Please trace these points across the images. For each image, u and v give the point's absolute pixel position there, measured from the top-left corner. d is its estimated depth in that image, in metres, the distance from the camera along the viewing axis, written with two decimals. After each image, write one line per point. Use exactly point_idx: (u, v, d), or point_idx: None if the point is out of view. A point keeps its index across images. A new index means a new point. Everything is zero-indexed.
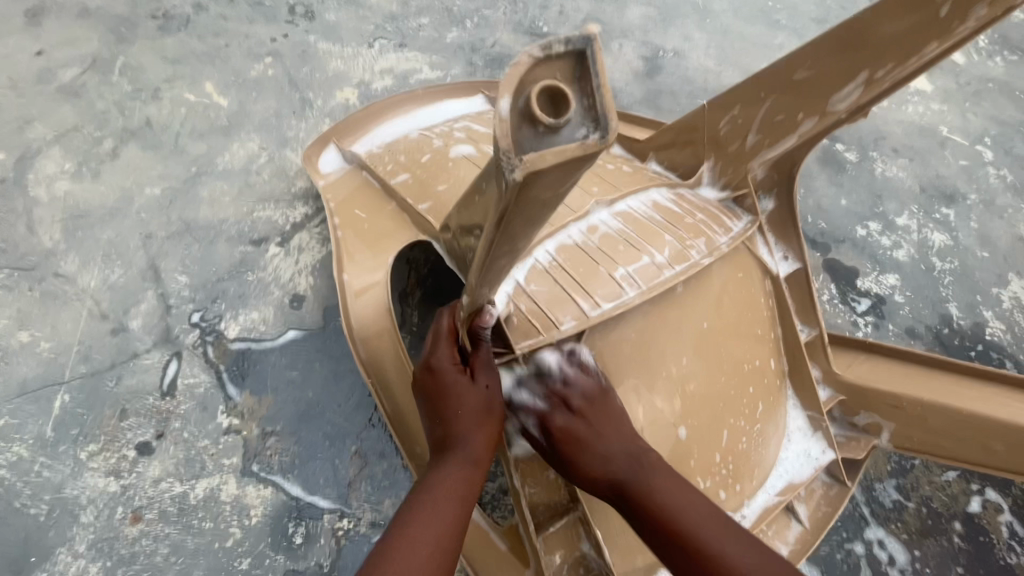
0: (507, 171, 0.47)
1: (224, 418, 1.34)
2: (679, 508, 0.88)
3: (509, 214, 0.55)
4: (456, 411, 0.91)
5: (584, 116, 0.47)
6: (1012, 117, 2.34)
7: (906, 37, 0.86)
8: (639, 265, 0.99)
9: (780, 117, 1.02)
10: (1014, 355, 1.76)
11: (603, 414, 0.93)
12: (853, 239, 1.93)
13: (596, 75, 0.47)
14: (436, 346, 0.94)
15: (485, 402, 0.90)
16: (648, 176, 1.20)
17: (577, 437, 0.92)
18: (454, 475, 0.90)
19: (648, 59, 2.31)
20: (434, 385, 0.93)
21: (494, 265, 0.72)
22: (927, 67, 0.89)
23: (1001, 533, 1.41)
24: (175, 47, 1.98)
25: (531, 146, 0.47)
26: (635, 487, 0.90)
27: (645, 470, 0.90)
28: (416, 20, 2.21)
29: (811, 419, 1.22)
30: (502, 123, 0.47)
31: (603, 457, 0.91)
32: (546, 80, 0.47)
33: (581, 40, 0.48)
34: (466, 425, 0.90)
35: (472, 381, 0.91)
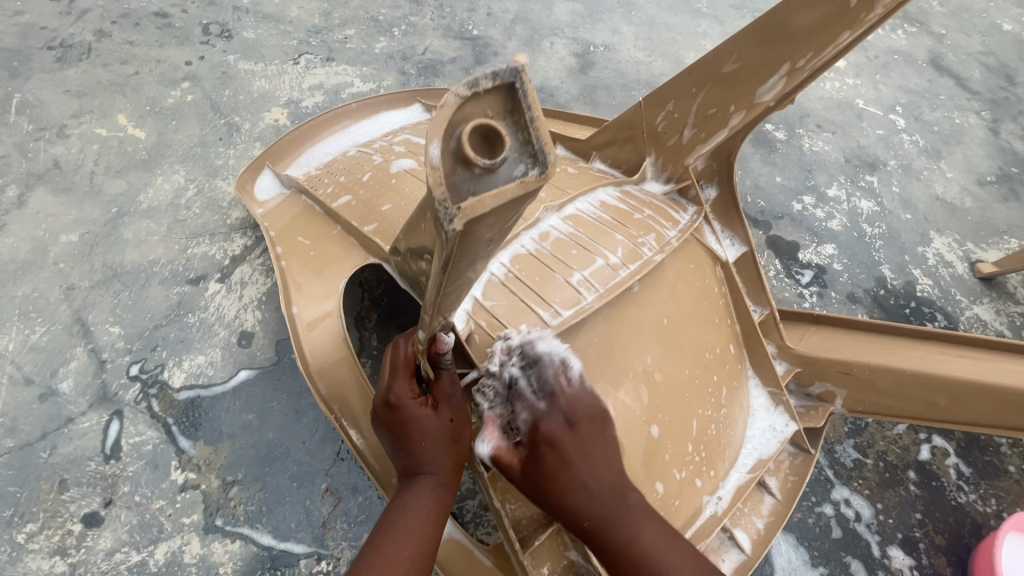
0: (445, 223, 0.45)
1: (178, 474, 1.25)
2: (657, 551, 0.84)
3: (455, 257, 0.53)
4: (420, 442, 0.87)
5: (521, 153, 0.46)
6: (917, 85, 2.53)
7: (821, 28, 0.88)
8: (594, 268, 0.99)
9: (713, 109, 1.04)
10: (943, 307, 1.89)
11: (596, 433, 0.86)
12: (790, 214, 2.02)
13: (529, 108, 0.46)
14: (395, 379, 0.90)
15: (449, 433, 0.88)
16: (593, 176, 1.22)
17: (563, 453, 0.84)
18: (425, 499, 0.87)
19: (580, 56, 2.33)
20: (392, 419, 0.89)
21: (446, 298, 0.70)
22: (845, 54, 0.90)
23: (950, 476, 1.52)
24: (78, 79, 1.83)
25: (469, 189, 0.46)
26: (606, 527, 0.83)
27: (621, 510, 0.84)
28: (342, 32, 2.15)
29: (772, 395, 1.27)
30: (435, 170, 0.45)
31: (582, 488, 0.84)
32: (477, 118, 0.45)
33: (508, 73, 0.46)
34: (432, 455, 0.88)
35: (434, 412, 0.87)
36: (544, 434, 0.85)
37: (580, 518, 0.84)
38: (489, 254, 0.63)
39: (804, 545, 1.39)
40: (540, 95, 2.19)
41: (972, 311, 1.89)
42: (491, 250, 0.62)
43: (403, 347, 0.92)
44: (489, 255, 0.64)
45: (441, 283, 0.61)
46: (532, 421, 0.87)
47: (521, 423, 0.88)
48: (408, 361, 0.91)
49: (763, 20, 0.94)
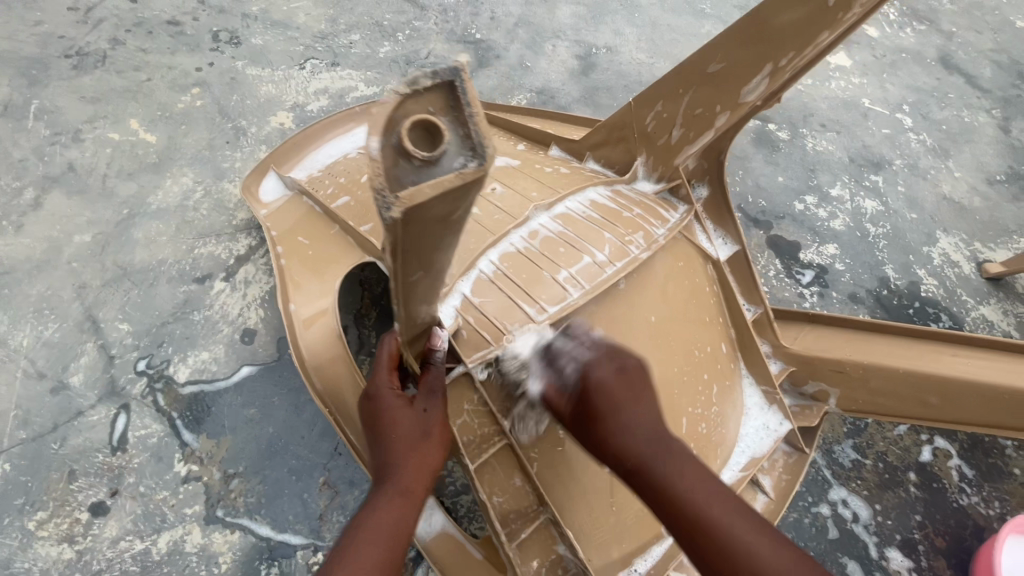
0: (384, 211, 0.47)
1: (181, 466, 1.29)
2: (706, 499, 0.77)
3: (404, 244, 0.55)
4: (394, 437, 0.89)
5: (461, 145, 0.48)
6: (925, 84, 2.50)
7: (801, 27, 0.87)
8: (581, 265, 1.00)
9: (699, 109, 1.03)
10: (948, 308, 1.86)
11: (638, 378, 0.83)
12: (791, 214, 2.00)
13: (468, 104, 0.48)
14: (377, 372, 0.95)
15: (422, 426, 0.89)
16: (584, 176, 1.25)
17: (609, 396, 0.80)
18: (389, 501, 0.84)
19: (582, 58, 2.35)
20: (371, 411, 0.93)
21: (415, 293, 0.72)
22: (826, 54, 0.88)
23: (952, 478, 1.50)
24: (93, 86, 1.90)
25: (410, 180, 0.48)
26: (653, 470, 0.78)
27: (668, 457, 0.79)
28: (347, 37, 2.21)
29: (766, 394, 1.29)
30: (376, 162, 0.47)
31: (625, 429, 0.79)
32: (418, 113, 0.48)
33: (448, 72, 0.48)
34: (404, 451, 0.88)
35: (411, 405, 0.90)
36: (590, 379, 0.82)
37: (623, 459, 0.79)
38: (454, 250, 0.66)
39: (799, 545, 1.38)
40: (542, 96, 2.21)
41: (978, 311, 1.87)
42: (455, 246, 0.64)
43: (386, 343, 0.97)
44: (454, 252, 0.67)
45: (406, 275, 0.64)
46: (582, 370, 0.83)
47: (566, 374, 0.85)
48: (392, 358, 0.96)
49: (745, 19, 0.92)
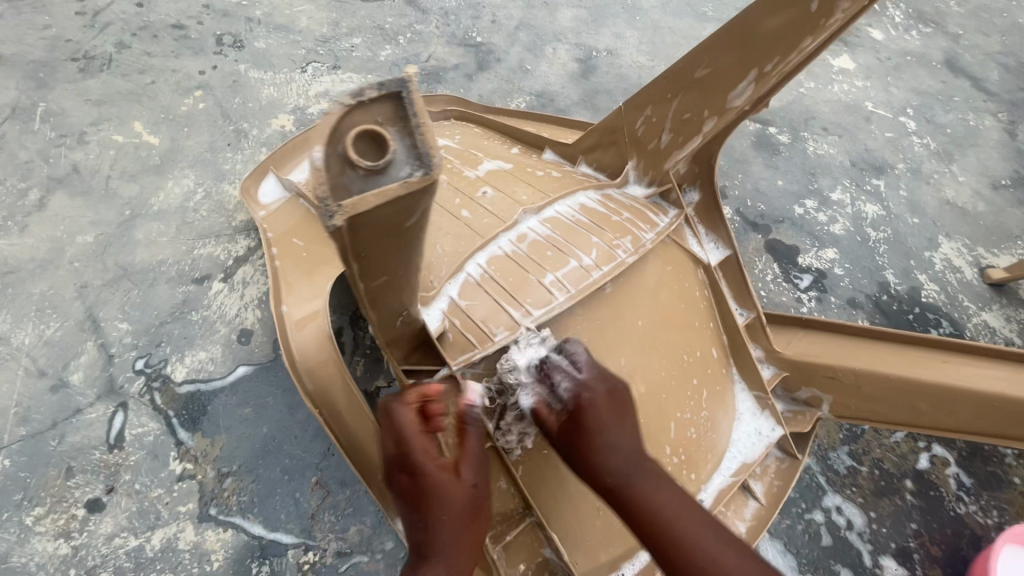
0: (327, 218, 0.49)
1: (176, 464, 1.31)
2: (672, 515, 0.83)
3: (357, 249, 0.57)
4: (442, 516, 0.78)
5: (407, 156, 0.50)
6: (930, 87, 2.47)
7: (785, 32, 0.87)
8: (567, 269, 1.00)
9: (687, 114, 1.03)
10: (949, 314, 1.84)
11: (623, 402, 0.87)
12: (790, 218, 1.99)
13: (414, 115, 0.50)
14: (407, 446, 0.78)
15: (473, 502, 0.81)
16: (576, 179, 1.25)
17: (601, 417, 0.84)
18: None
19: (582, 61, 2.35)
20: (409, 488, 0.79)
21: (386, 302, 0.75)
22: (811, 61, 0.88)
23: (949, 486, 1.49)
24: (99, 88, 1.93)
25: (356, 189, 0.50)
26: (628, 485, 0.83)
27: (643, 474, 0.84)
28: (349, 41, 2.23)
29: (758, 399, 1.29)
30: (321, 171, 0.49)
31: (611, 446, 0.83)
32: (363, 124, 0.49)
33: (394, 84, 0.50)
34: (451, 524, 0.79)
35: (458, 479, 0.80)
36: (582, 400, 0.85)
37: (604, 475, 0.83)
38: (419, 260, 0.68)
39: (791, 552, 1.37)
40: (541, 99, 2.21)
41: (980, 317, 1.84)
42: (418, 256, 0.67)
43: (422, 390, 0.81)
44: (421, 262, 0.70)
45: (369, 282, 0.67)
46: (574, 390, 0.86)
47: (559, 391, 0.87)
48: (418, 426, 0.80)
49: (730, 24, 0.92)
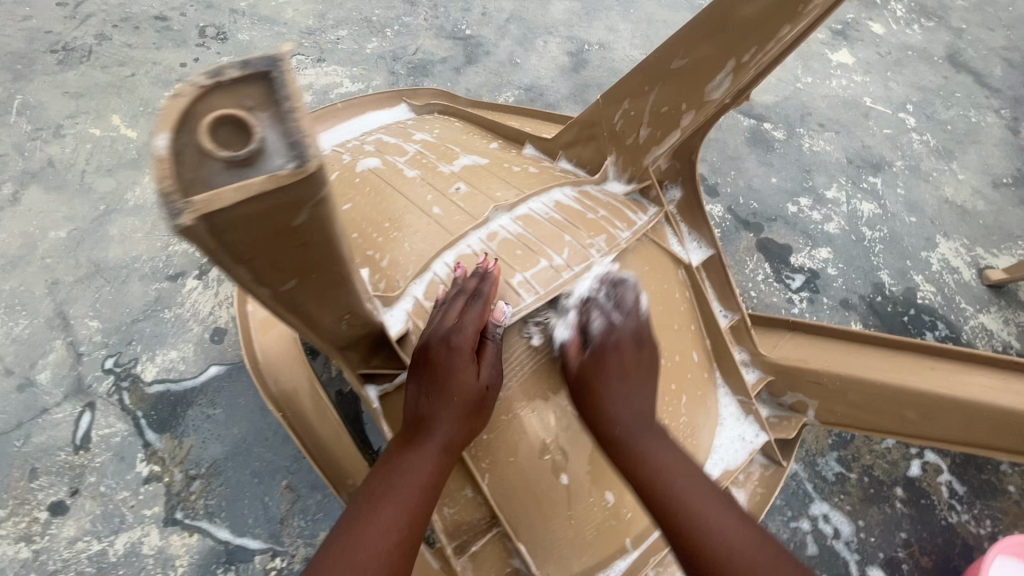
0: (175, 217, 0.43)
1: (143, 466, 1.28)
2: (675, 475, 0.86)
3: (235, 253, 0.50)
4: (450, 398, 0.86)
5: (278, 146, 0.44)
6: (931, 83, 2.41)
7: (762, 19, 0.82)
8: (536, 269, 0.96)
9: (665, 107, 0.98)
10: (945, 316, 1.79)
11: (637, 367, 0.95)
12: (784, 216, 1.94)
13: (287, 99, 0.44)
14: (460, 323, 0.87)
15: (482, 398, 0.88)
16: (553, 176, 1.21)
17: (613, 374, 0.92)
18: (427, 455, 0.85)
19: (574, 54, 2.30)
20: (436, 364, 0.87)
21: (310, 311, 0.68)
22: (793, 51, 0.82)
23: (942, 494, 1.44)
24: (77, 81, 1.90)
25: (218, 184, 0.44)
26: (634, 438, 0.88)
27: (648, 432, 0.90)
28: (334, 33, 2.18)
29: (742, 404, 1.25)
30: (168, 163, 0.42)
31: (616, 402, 0.90)
32: (223, 108, 0.43)
33: (263, 63, 0.43)
34: (455, 411, 0.85)
35: (479, 373, 0.88)
36: (608, 345, 0.93)
37: (612, 427, 0.88)
38: (338, 268, 0.61)
39: None
40: (530, 94, 2.17)
41: (977, 320, 1.79)
42: (334, 262, 0.60)
43: (491, 284, 0.90)
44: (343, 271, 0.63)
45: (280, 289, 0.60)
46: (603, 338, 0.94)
47: (590, 333, 0.95)
48: (479, 322, 0.88)
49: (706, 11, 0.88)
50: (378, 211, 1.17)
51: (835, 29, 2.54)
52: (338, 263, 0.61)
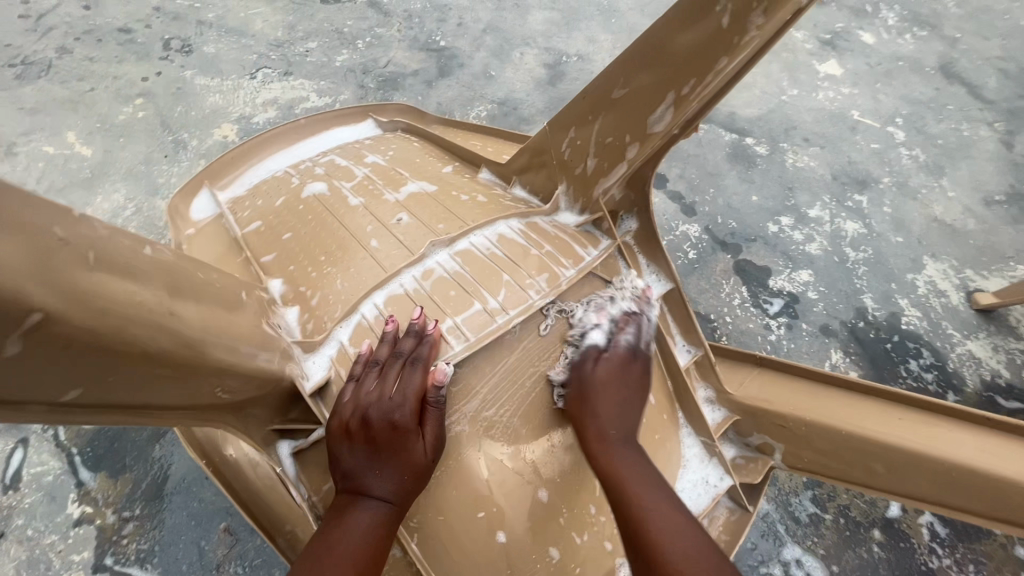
0: None
1: (74, 508, 1.22)
2: (639, 487, 0.81)
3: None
4: (393, 468, 0.77)
5: None
6: (922, 95, 2.33)
7: (699, 51, 0.79)
8: (469, 313, 0.90)
9: (609, 138, 0.94)
10: (931, 343, 1.71)
11: (642, 392, 0.95)
12: (763, 236, 1.87)
13: None
14: (401, 394, 0.80)
15: (426, 469, 0.78)
16: (503, 205, 1.13)
17: (625, 385, 0.92)
18: (362, 526, 0.75)
19: (551, 66, 2.23)
20: (374, 433, 0.78)
21: (171, 402, 0.64)
22: (736, 84, 0.79)
23: (922, 537, 1.36)
24: (34, 97, 1.85)
25: None
26: (610, 441, 0.86)
27: (629, 444, 0.87)
28: (304, 45, 2.12)
29: (705, 445, 1.15)
30: None
31: (617, 410, 0.90)
32: None
33: None
34: (401, 488, 0.77)
35: (422, 442, 0.79)
36: (621, 358, 0.94)
37: (600, 428, 0.87)
38: (149, 354, 0.57)
39: None
40: (503, 108, 2.10)
41: (965, 347, 1.71)
42: (132, 352, 0.55)
43: (431, 347, 0.83)
44: (164, 354, 0.58)
45: (104, 395, 0.56)
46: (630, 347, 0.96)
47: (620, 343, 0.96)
48: (422, 389, 0.81)
49: (643, 41, 0.86)
50: (317, 243, 1.11)
51: (824, 38, 2.46)
52: (141, 348, 0.56)
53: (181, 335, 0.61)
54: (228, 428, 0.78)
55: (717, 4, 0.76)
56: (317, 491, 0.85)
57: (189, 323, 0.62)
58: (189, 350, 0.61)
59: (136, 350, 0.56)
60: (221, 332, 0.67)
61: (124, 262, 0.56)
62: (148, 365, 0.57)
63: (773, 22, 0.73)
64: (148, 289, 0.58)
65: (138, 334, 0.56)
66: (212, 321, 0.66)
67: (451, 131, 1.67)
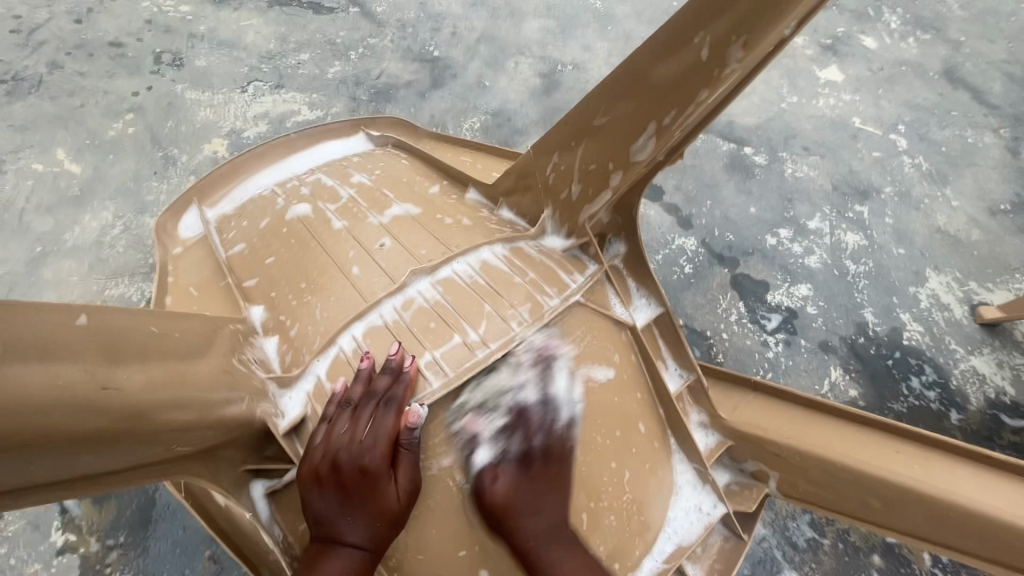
0: None
1: (58, 535, 1.20)
2: None
3: None
4: (366, 515, 0.77)
5: None
6: (926, 101, 2.29)
7: (679, 82, 0.80)
8: (449, 346, 0.88)
9: (593, 165, 0.94)
10: (933, 359, 1.67)
11: (560, 472, 0.89)
12: (761, 249, 1.83)
13: None
14: (372, 438, 0.79)
15: (400, 512, 0.79)
16: (489, 228, 1.11)
17: (537, 480, 0.87)
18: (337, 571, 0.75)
19: (546, 76, 2.20)
20: (346, 480, 0.77)
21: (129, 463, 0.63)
22: (718, 114, 0.79)
23: (923, 563, 1.33)
24: (25, 113, 1.85)
25: None
26: (544, 550, 0.85)
27: (556, 541, 0.86)
28: (296, 57, 2.11)
29: (699, 472, 1.11)
30: None
31: (536, 510, 0.86)
32: None
33: None
34: (376, 533, 0.77)
35: (395, 486, 0.79)
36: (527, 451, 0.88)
37: (521, 538, 0.85)
38: (76, 436, 0.55)
39: None
40: (498, 119, 2.08)
41: (968, 363, 1.67)
42: (54, 439, 0.53)
43: (406, 386, 0.82)
44: (97, 432, 0.57)
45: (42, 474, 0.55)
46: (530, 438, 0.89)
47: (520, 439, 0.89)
48: (393, 431, 0.80)
49: (624, 71, 0.87)
50: (299, 268, 1.09)
51: (825, 43, 2.42)
52: (66, 433, 0.54)
53: (117, 406, 0.58)
54: (200, 475, 0.76)
55: (696, 37, 0.77)
56: (293, 531, 0.84)
57: (128, 392, 0.60)
58: (128, 418, 0.60)
59: (60, 433, 0.53)
60: (167, 390, 0.65)
61: (46, 344, 0.54)
62: (85, 444, 0.56)
63: (754, 53, 0.74)
64: (77, 366, 0.56)
65: (63, 420, 0.53)
66: (155, 381, 0.64)
67: (442, 146, 1.65)
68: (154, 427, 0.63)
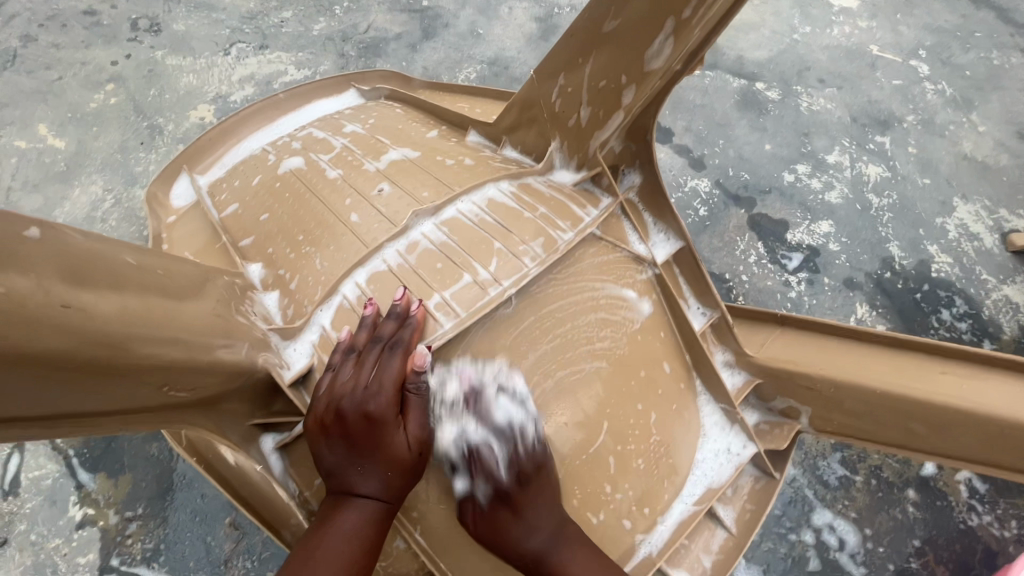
0: None
1: (76, 510, 1.19)
2: None
3: None
4: (375, 464, 0.73)
5: None
6: (947, 23, 2.14)
7: None
8: (459, 286, 0.82)
9: (603, 81, 0.87)
10: (963, 290, 1.60)
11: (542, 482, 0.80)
12: (778, 187, 1.74)
13: None
14: (376, 386, 0.74)
15: (413, 460, 0.74)
16: (493, 166, 1.04)
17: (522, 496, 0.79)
18: (352, 521, 0.72)
19: (542, 19, 2.08)
20: (351, 429, 0.73)
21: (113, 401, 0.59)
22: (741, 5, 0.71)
23: (960, 495, 1.29)
24: (3, 89, 1.77)
25: None
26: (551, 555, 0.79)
27: (560, 542, 0.79)
28: (279, 15, 2.00)
29: (726, 412, 1.05)
30: None
31: (529, 526, 0.79)
32: None
33: None
34: (389, 484, 0.73)
35: (404, 433, 0.75)
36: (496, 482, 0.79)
37: (517, 555, 0.79)
38: (38, 354, 0.49)
39: None
40: (494, 68, 1.97)
41: (1001, 292, 1.60)
42: (14, 357, 0.47)
43: (413, 330, 0.77)
44: (66, 354, 0.51)
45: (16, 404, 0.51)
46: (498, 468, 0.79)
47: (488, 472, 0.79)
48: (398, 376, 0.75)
49: None
50: (295, 221, 1.03)
51: None
52: (29, 351, 0.48)
53: (81, 327, 0.52)
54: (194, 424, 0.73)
55: None
56: (308, 486, 0.81)
57: (94, 314, 0.54)
58: (97, 344, 0.54)
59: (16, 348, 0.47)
60: (145, 321, 0.60)
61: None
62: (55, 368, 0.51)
63: None
64: (25, 276, 0.49)
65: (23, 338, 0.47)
66: (131, 310, 0.59)
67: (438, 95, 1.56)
68: (129, 359, 0.58)
